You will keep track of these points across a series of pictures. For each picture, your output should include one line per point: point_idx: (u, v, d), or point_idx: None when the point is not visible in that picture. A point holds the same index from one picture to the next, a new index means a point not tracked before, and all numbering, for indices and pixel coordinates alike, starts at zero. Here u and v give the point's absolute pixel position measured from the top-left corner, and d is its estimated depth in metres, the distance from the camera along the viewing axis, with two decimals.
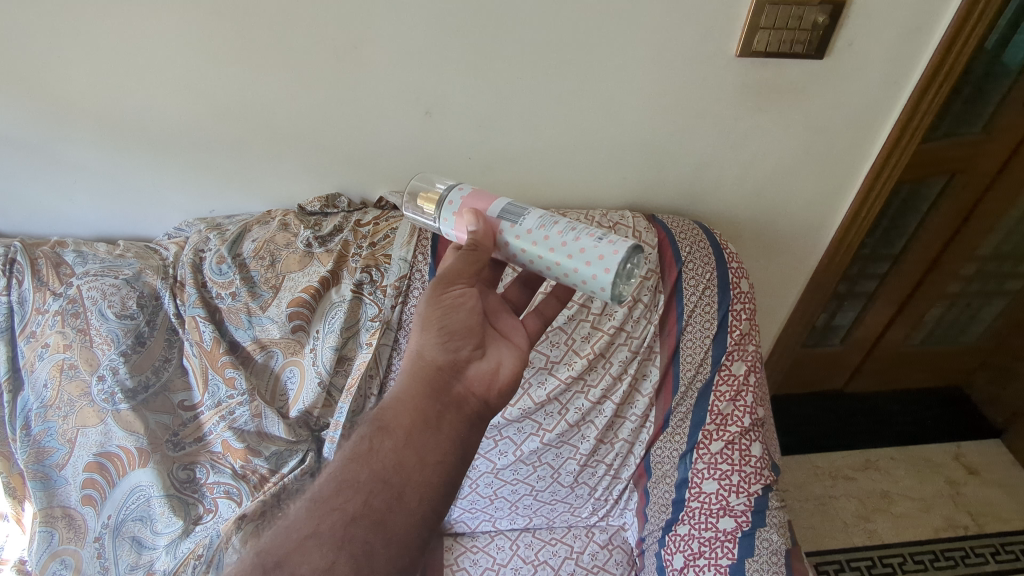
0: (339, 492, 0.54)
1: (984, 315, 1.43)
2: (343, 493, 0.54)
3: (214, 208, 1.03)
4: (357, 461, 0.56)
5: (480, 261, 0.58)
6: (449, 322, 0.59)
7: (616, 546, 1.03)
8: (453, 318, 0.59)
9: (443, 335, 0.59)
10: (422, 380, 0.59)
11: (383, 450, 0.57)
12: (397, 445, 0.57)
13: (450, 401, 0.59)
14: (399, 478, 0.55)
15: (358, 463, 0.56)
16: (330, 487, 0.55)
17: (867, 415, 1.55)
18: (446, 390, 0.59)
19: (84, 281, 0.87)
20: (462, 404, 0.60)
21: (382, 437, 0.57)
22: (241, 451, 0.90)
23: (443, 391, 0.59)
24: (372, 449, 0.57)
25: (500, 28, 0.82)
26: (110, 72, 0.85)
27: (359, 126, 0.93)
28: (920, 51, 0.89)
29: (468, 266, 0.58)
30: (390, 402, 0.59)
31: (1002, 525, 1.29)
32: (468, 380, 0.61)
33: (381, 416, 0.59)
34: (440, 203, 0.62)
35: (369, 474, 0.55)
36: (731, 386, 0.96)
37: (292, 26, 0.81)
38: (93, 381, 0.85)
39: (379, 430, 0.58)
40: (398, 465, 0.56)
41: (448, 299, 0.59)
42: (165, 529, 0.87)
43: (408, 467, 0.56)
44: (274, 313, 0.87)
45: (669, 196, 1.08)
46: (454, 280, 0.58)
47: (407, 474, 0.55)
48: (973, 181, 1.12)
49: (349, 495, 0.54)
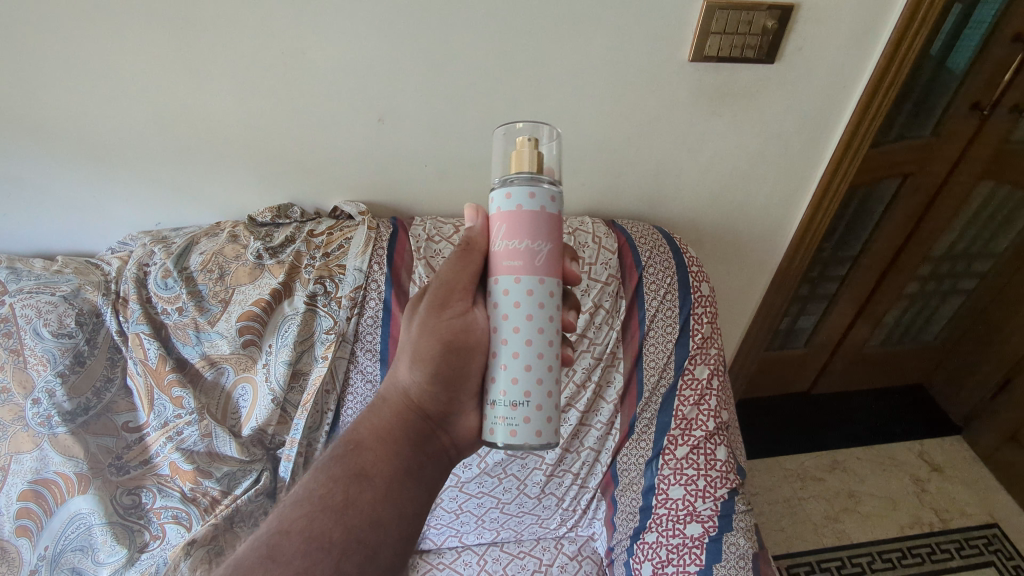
0: (306, 553, 0.48)
1: (940, 314, 1.49)
2: (312, 555, 0.48)
3: (160, 220, 1.00)
4: (329, 515, 0.51)
5: (470, 261, 0.53)
6: (438, 363, 0.54)
7: (585, 557, 1.01)
8: (450, 357, 0.54)
9: (431, 375, 0.55)
10: (407, 421, 0.57)
11: (361, 501, 0.52)
12: (376, 497, 0.53)
13: (433, 451, 0.58)
14: (376, 536, 0.51)
15: (331, 518, 0.51)
16: (293, 546, 0.48)
17: (831, 415, 1.58)
18: (430, 438, 0.58)
19: (18, 298, 0.82)
20: (440, 456, 0.58)
21: (359, 486, 0.53)
22: (190, 473, 0.86)
23: (426, 440, 0.58)
24: (349, 500, 0.52)
25: (449, 32, 0.81)
26: (41, 79, 0.81)
27: (311, 136, 0.91)
28: (868, 55, 0.91)
29: (454, 278, 0.54)
30: (370, 445, 0.56)
31: (966, 520, 1.31)
32: (454, 430, 0.58)
33: (358, 458, 0.55)
34: (510, 178, 0.49)
35: (341, 533, 0.50)
36: (695, 390, 0.96)
37: (235, 31, 0.79)
38: (28, 405, 0.80)
39: (357, 477, 0.53)
40: (375, 522, 0.52)
41: (445, 327, 0.53)
42: (109, 558, 0.82)
43: (384, 524, 0.52)
44: (223, 328, 0.84)
45: (627, 204, 1.08)
46: (447, 302, 0.54)
47: (383, 531, 0.52)
48: (924, 183, 1.16)
49: (318, 558, 0.48)
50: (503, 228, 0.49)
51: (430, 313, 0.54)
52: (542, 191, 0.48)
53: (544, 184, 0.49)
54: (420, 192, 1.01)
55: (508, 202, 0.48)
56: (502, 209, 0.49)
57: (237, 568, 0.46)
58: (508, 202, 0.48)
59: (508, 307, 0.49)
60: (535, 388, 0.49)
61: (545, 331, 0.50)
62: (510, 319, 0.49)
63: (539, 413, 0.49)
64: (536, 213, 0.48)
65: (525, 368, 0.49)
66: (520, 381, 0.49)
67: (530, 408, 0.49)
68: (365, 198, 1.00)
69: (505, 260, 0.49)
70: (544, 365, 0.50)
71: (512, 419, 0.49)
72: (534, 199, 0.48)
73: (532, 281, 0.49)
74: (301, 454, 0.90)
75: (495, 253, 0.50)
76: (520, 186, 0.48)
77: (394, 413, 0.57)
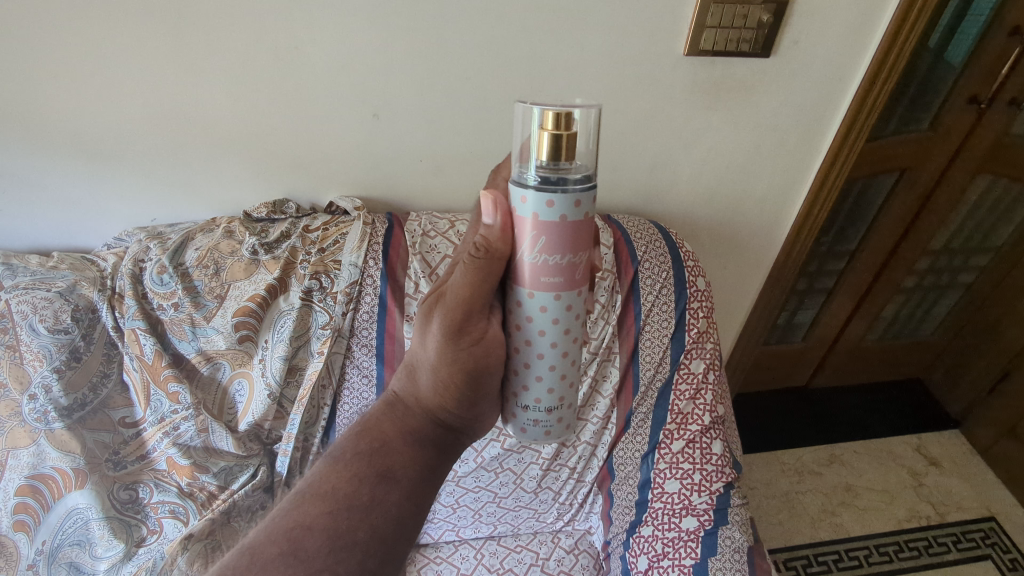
0: (331, 551, 0.48)
1: (939, 308, 1.50)
2: (336, 553, 0.48)
3: (155, 216, 0.99)
4: (354, 514, 0.50)
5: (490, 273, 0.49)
6: (462, 375, 0.53)
7: (582, 550, 1.01)
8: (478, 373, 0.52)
9: (456, 385, 0.54)
10: (430, 426, 0.57)
11: (385, 502, 0.52)
12: (401, 498, 0.53)
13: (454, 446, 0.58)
14: (399, 535, 0.52)
15: (355, 517, 0.50)
16: (318, 544, 0.48)
17: (829, 410, 1.58)
18: (452, 435, 0.58)
19: (14, 294, 0.82)
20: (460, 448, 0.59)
21: (384, 487, 0.52)
22: (187, 468, 0.87)
23: (448, 438, 0.58)
24: (374, 500, 0.51)
25: (444, 26, 0.81)
26: (37, 74, 0.81)
27: (307, 132, 0.91)
28: (864, 48, 0.91)
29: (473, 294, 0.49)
30: (393, 446, 0.55)
31: (962, 514, 1.31)
32: (476, 427, 0.59)
33: (380, 460, 0.54)
34: (543, 172, 0.44)
35: (366, 532, 0.50)
36: (691, 384, 0.96)
37: (229, 27, 0.78)
38: (24, 401, 0.81)
39: (382, 479, 0.52)
40: (398, 521, 0.52)
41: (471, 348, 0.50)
42: (106, 553, 0.83)
43: (407, 523, 0.52)
44: (219, 324, 0.85)
45: (624, 199, 1.07)
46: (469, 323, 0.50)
47: (405, 528, 0.52)
48: (921, 176, 1.16)
49: (342, 556, 0.48)
50: (542, 241, 0.45)
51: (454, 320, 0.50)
52: (583, 193, 0.44)
53: (585, 185, 0.44)
54: (415, 187, 1.01)
55: (548, 211, 0.44)
56: (541, 218, 0.44)
57: (261, 560, 0.46)
58: (548, 210, 0.44)
59: (545, 324, 0.49)
60: (567, 392, 0.53)
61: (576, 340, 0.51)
62: (547, 336, 0.49)
63: (568, 410, 0.54)
64: (578, 222, 0.44)
65: (559, 378, 0.52)
66: (553, 389, 0.52)
67: (562, 409, 0.53)
68: (360, 193, 1.00)
69: (545, 277, 0.46)
70: (573, 368, 0.52)
71: (545, 420, 0.53)
72: (579, 208, 0.44)
73: (572, 297, 0.48)
74: (298, 448, 0.91)
75: (529, 266, 0.46)
76: (561, 193, 0.43)
77: (415, 417, 0.57)
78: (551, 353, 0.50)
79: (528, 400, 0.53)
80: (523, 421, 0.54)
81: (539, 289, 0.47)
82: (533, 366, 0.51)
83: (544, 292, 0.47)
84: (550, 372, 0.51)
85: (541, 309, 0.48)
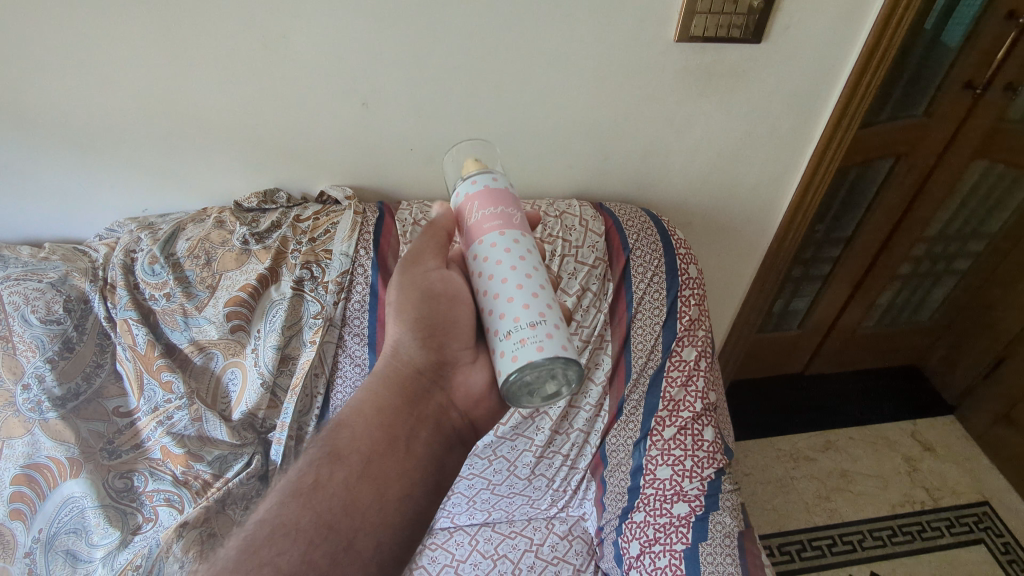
0: (272, 541, 0.46)
1: (934, 295, 1.50)
2: (277, 543, 0.46)
3: (146, 207, 1.00)
4: (299, 501, 0.49)
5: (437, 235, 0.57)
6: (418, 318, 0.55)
7: (576, 536, 1.02)
8: (433, 306, 0.55)
9: (412, 332, 0.55)
10: (394, 396, 0.55)
11: (332, 485, 0.50)
12: (350, 478, 0.51)
13: (425, 415, 0.55)
14: (352, 522, 0.49)
15: (300, 504, 0.49)
16: (261, 534, 0.47)
17: (823, 395, 1.59)
18: (420, 404, 0.56)
19: (5, 285, 0.83)
20: (439, 423, 0.56)
21: (331, 468, 0.51)
22: (181, 457, 0.88)
23: (416, 408, 0.55)
24: (320, 484, 0.50)
25: (433, 15, 0.80)
26: (23, 67, 0.80)
27: (296, 121, 0.91)
28: (857, 33, 0.90)
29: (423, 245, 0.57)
30: (347, 425, 0.54)
31: (956, 499, 1.32)
32: (451, 389, 0.57)
33: (334, 439, 0.53)
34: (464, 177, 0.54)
35: (312, 518, 0.48)
36: (683, 371, 0.97)
37: (215, 17, 0.78)
38: (17, 390, 0.81)
39: (329, 458, 0.51)
40: (348, 505, 0.49)
41: (422, 277, 0.56)
42: (102, 540, 0.84)
43: (360, 505, 0.50)
44: (212, 314, 0.85)
45: (615, 187, 1.08)
46: (419, 259, 0.57)
47: (359, 514, 0.49)
48: (916, 163, 1.16)
49: (284, 546, 0.46)
50: (477, 203, 0.51)
51: (403, 275, 0.57)
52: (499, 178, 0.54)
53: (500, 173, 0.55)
54: (406, 176, 1.01)
55: (475, 185, 0.52)
56: (470, 192, 0.52)
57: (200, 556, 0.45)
58: (474, 187, 0.52)
59: (499, 253, 0.50)
60: (547, 309, 0.48)
61: (534, 271, 0.50)
62: (505, 259, 0.50)
63: (556, 328, 0.48)
64: (504, 191, 0.53)
65: (534, 295, 0.49)
66: (529, 306, 0.48)
67: (549, 325, 0.47)
68: (351, 181, 1.00)
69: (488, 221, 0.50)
70: (549, 295, 0.50)
71: (533, 336, 0.47)
72: (500, 181, 0.53)
73: (517, 232, 0.51)
74: (292, 437, 0.91)
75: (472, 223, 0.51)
76: (480, 175, 0.53)
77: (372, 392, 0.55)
78: (517, 275, 0.49)
79: (506, 326, 0.48)
80: (509, 347, 0.47)
81: (490, 233, 0.50)
82: (502, 291, 0.49)
83: (492, 229, 0.50)
84: (522, 291, 0.49)
85: (494, 246, 0.50)
